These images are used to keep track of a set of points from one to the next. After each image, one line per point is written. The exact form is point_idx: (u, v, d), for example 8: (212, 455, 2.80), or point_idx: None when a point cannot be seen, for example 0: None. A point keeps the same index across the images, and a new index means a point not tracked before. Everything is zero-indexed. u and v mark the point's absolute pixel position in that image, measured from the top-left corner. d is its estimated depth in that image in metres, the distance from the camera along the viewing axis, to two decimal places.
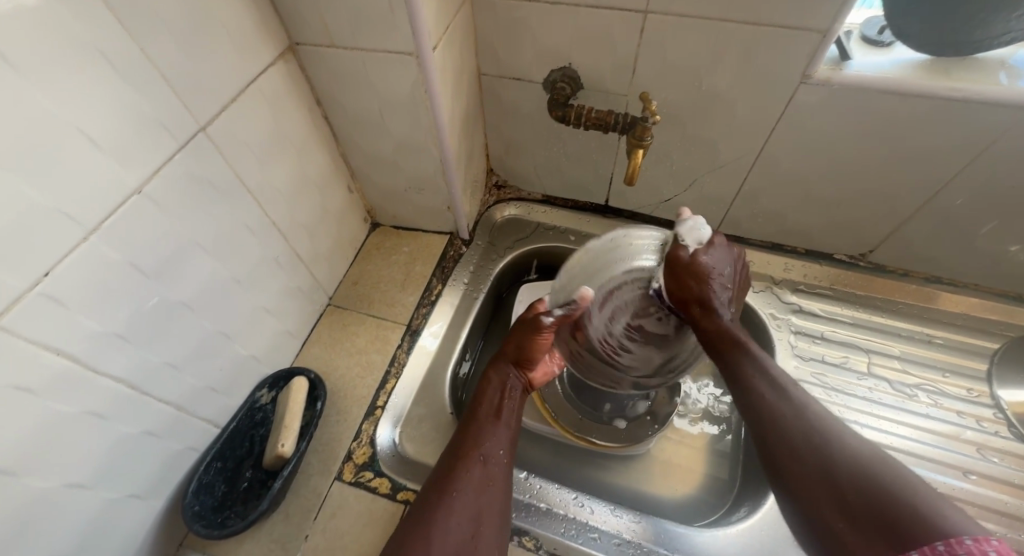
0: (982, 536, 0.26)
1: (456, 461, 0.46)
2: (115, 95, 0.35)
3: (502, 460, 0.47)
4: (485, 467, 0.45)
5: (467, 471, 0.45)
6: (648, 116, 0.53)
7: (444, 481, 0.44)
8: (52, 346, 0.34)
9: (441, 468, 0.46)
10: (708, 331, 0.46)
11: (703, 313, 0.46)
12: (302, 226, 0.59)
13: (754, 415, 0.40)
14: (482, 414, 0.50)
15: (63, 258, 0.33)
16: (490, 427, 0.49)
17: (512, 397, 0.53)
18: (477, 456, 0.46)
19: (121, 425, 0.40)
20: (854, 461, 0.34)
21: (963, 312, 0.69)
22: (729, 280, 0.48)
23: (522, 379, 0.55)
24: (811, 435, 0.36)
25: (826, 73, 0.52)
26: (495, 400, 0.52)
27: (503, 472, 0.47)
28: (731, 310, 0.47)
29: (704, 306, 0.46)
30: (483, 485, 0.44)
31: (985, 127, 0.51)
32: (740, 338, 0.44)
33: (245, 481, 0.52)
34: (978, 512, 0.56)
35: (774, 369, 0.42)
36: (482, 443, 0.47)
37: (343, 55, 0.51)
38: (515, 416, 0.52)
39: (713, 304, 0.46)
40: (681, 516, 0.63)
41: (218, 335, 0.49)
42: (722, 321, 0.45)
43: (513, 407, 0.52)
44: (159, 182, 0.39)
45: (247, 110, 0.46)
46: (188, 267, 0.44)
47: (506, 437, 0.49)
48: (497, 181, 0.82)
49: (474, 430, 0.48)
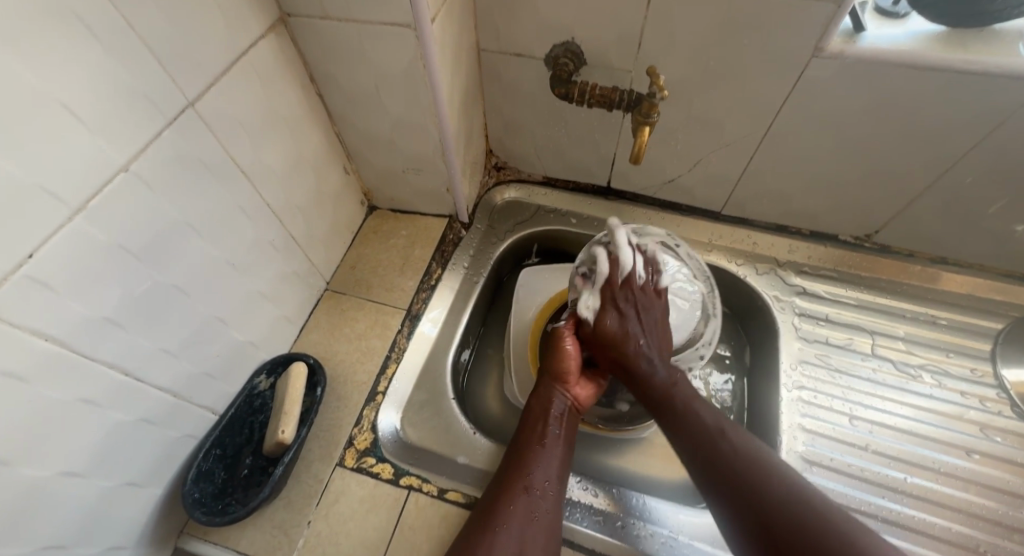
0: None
1: (501, 492, 0.47)
2: (100, 65, 0.33)
3: (548, 492, 0.47)
4: (530, 498, 0.46)
5: (512, 503, 0.46)
6: (657, 92, 0.51)
7: (490, 511, 0.45)
8: (41, 331, 0.32)
9: (487, 501, 0.47)
10: (639, 388, 0.52)
11: (627, 375, 0.52)
12: (297, 208, 0.57)
13: (694, 446, 0.47)
14: (528, 441, 0.51)
15: (49, 239, 0.32)
16: (534, 455, 0.49)
17: (558, 422, 0.52)
18: (523, 485, 0.47)
19: (115, 413, 0.39)
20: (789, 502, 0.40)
21: (967, 292, 0.68)
22: (648, 329, 0.53)
23: (567, 398, 0.54)
24: (750, 476, 0.43)
25: (839, 46, 0.50)
26: (541, 426, 0.52)
27: (552, 503, 0.47)
28: (660, 361, 0.52)
29: (626, 368, 0.52)
30: (528, 519, 0.45)
31: (1000, 101, 0.50)
32: (669, 390, 0.50)
33: (245, 468, 0.51)
34: (980, 491, 0.56)
35: (707, 408, 0.49)
36: (528, 474, 0.48)
37: (335, 26, 0.48)
38: (562, 445, 0.51)
39: (641, 361, 0.51)
40: (686, 497, 0.63)
41: (214, 320, 0.48)
42: (648, 377, 0.51)
43: (560, 433, 0.51)
44: (148, 159, 0.37)
45: (237, 84, 0.44)
46: (180, 249, 0.42)
47: (557, 465, 0.49)
48: (497, 162, 0.80)
49: (522, 460, 0.49)
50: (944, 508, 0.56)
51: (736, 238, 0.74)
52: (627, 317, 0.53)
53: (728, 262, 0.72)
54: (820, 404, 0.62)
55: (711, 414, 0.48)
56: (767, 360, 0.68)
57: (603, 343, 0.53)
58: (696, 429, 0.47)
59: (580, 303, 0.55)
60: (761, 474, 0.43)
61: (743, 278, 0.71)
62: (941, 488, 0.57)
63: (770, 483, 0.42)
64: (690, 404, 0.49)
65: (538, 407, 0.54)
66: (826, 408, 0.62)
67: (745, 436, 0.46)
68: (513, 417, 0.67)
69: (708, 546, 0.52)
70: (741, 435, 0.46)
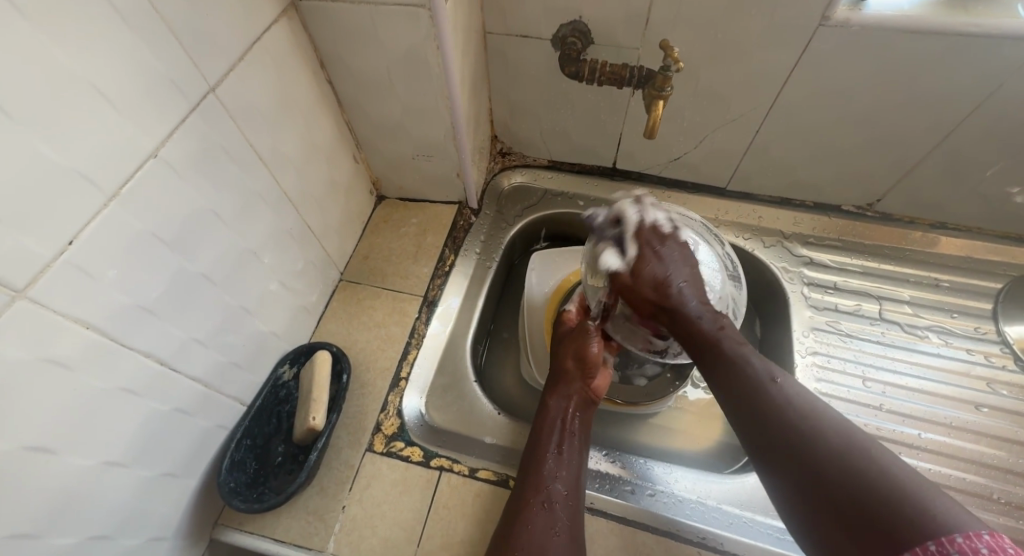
0: (973, 533, 0.27)
1: (522, 508, 0.46)
2: (129, 49, 0.32)
3: (567, 500, 0.47)
4: (550, 510, 0.46)
5: (533, 514, 0.46)
6: (671, 64, 0.52)
7: (512, 524, 0.45)
8: (83, 320, 0.32)
9: (509, 514, 0.46)
10: (683, 329, 0.48)
11: (669, 315, 0.49)
12: (312, 197, 0.57)
13: (736, 401, 0.42)
14: (543, 448, 0.51)
15: (88, 225, 0.31)
16: (552, 462, 0.49)
17: (575, 422, 0.53)
18: (541, 499, 0.47)
19: (152, 402, 0.39)
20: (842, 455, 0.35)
21: (967, 255, 0.70)
22: (683, 268, 0.50)
23: (585, 390, 0.55)
24: (802, 447, 0.37)
25: (846, 14, 0.51)
26: (555, 432, 0.52)
27: (574, 511, 0.47)
28: (697, 298, 0.48)
29: (668, 308, 0.49)
30: (550, 528, 0.45)
31: (998, 63, 0.51)
32: (714, 331, 0.46)
33: (278, 456, 0.51)
34: (991, 442, 0.58)
35: (752, 367, 0.43)
36: (545, 484, 0.48)
37: (347, 9, 0.48)
38: (577, 446, 0.52)
39: (678, 303, 0.48)
40: (705, 466, 0.65)
41: (239, 310, 0.48)
42: (692, 318, 0.47)
43: (574, 434, 0.52)
44: (175, 144, 0.37)
45: (254, 71, 0.44)
46: (207, 237, 0.42)
47: (574, 472, 0.50)
48: (502, 148, 0.80)
49: (537, 470, 0.49)
50: (957, 459, 0.58)
51: (742, 213, 0.75)
52: (661, 254, 0.51)
53: (736, 236, 0.73)
54: (834, 368, 0.64)
55: (755, 377, 0.42)
56: (779, 330, 0.70)
57: (638, 289, 0.51)
58: (743, 398, 0.42)
59: (604, 261, 0.54)
60: (812, 446, 0.36)
61: (751, 251, 0.72)
62: (953, 441, 0.59)
63: (827, 456, 0.35)
64: (733, 368, 0.43)
65: (555, 406, 0.54)
66: (840, 372, 0.64)
67: (795, 386, 0.41)
68: (533, 398, 0.67)
69: (736, 509, 0.53)
70: (797, 398, 0.40)
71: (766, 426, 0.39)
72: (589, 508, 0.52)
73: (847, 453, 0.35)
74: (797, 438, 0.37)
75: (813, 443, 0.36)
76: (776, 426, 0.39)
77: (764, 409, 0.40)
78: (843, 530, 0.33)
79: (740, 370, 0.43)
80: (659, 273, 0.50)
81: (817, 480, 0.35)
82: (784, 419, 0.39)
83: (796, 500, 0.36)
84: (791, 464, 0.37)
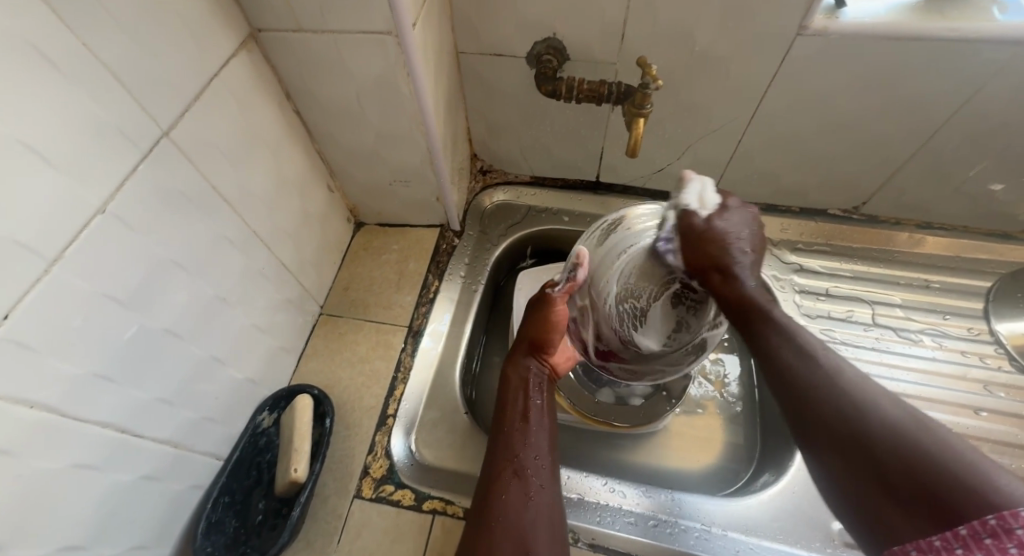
0: (1010, 512, 0.22)
1: (492, 482, 0.45)
2: (65, 101, 0.30)
3: (541, 468, 0.46)
4: (523, 480, 0.44)
5: (506, 484, 0.44)
6: (649, 82, 0.50)
7: (485, 501, 0.44)
8: (25, 399, 0.30)
9: (479, 495, 0.44)
10: (727, 293, 0.42)
11: (721, 278, 0.42)
12: (285, 233, 0.54)
13: (774, 364, 0.37)
14: (511, 419, 0.49)
15: (26, 295, 0.29)
16: (520, 430, 0.48)
17: (538, 390, 0.51)
18: (512, 470, 0.45)
19: (113, 474, 0.36)
20: (886, 423, 0.29)
21: (955, 254, 0.70)
22: (753, 237, 0.44)
23: (544, 365, 0.54)
24: (843, 413, 0.31)
25: (823, 23, 0.50)
26: (520, 401, 0.50)
27: (547, 478, 0.46)
28: (755, 276, 0.42)
29: (724, 271, 0.42)
30: (526, 498, 0.43)
31: (980, 67, 0.51)
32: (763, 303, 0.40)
33: (259, 513, 0.48)
34: (992, 447, 0.58)
35: (803, 334, 0.37)
36: (516, 455, 0.46)
37: (309, 39, 0.46)
38: (545, 414, 0.50)
39: (734, 268, 0.42)
40: (708, 487, 0.63)
41: (210, 360, 0.45)
42: (750, 291, 0.41)
43: (541, 401, 0.51)
44: (125, 196, 0.34)
45: (212, 109, 0.41)
46: (167, 290, 0.39)
47: (546, 440, 0.48)
48: (482, 167, 0.78)
49: (505, 443, 0.47)
50: None
51: None
52: (722, 228, 0.43)
53: None
54: None
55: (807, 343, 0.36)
56: None
57: (709, 238, 0.43)
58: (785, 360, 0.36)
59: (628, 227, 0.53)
60: (859, 415, 0.31)
61: None
62: None
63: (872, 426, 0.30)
64: (784, 331, 0.38)
65: (514, 380, 0.52)
66: None
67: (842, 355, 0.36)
68: None
69: (742, 535, 0.52)
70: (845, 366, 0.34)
71: (809, 391, 0.34)
72: (591, 545, 0.50)
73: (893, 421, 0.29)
74: (844, 402, 0.32)
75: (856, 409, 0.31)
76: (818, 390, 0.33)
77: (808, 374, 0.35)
78: (892, 505, 0.27)
79: (790, 335, 0.37)
80: (721, 230, 0.43)
81: (861, 450, 0.30)
82: (826, 383, 0.33)
83: (834, 469, 0.31)
84: (831, 433, 0.31)
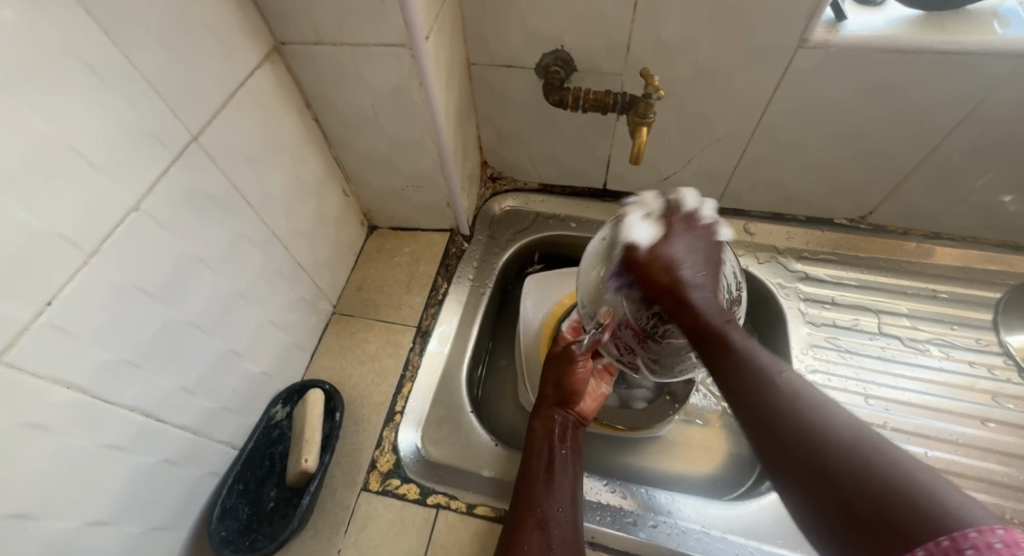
0: (986, 527, 0.22)
1: (516, 531, 0.45)
2: (104, 107, 0.32)
3: (563, 523, 0.46)
4: (547, 531, 0.45)
5: (529, 533, 0.45)
6: (652, 92, 0.52)
7: (507, 549, 0.44)
8: (62, 380, 0.32)
9: (502, 544, 0.45)
10: (688, 317, 0.40)
11: (676, 304, 0.41)
12: (301, 233, 0.57)
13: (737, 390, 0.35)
14: (534, 472, 0.50)
15: (66, 284, 0.31)
16: (545, 483, 0.49)
17: (564, 441, 0.52)
18: (537, 520, 0.46)
19: (136, 456, 0.39)
20: (850, 451, 0.28)
21: (963, 264, 0.70)
22: (705, 268, 0.43)
23: (572, 414, 0.55)
24: (804, 442, 0.30)
25: (824, 35, 0.51)
26: (546, 451, 0.51)
27: (570, 529, 0.46)
28: (711, 294, 0.41)
29: (677, 297, 0.41)
30: (547, 551, 0.44)
31: (980, 79, 0.52)
32: (721, 328, 0.38)
33: (271, 501, 0.50)
34: (999, 458, 0.58)
35: (756, 359, 0.35)
36: (540, 506, 0.47)
37: (329, 53, 0.49)
38: (570, 467, 0.51)
39: (689, 288, 0.41)
40: (710, 493, 0.63)
41: (229, 354, 0.47)
42: (705, 311, 0.39)
43: (564, 452, 0.51)
44: (157, 197, 0.37)
45: (237, 115, 0.44)
46: (190, 286, 0.42)
47: (569, 493, 0.48)
48: (492, 173, 0.80)
49: (527, 494, 0.48)
50: (966, 478, 0.57)
51: (735, 229, 0.74)
52: (678, 242, 0.44)
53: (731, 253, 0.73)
54: (835, 386, 0.63)
55: (763, 367, 0.35)
56: (777, 347, 0.69)
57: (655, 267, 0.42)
58: (748, 388, 0.34)
59: (626, 230, 0.47)
60: (821, 445, 0.29)
61: (747, 268, 0.71)
62: (961, 458, 0.58)
63: (836, 455, 0.28)
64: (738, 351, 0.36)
65: (541, 429, 0.53)
66: (842, 390, 0.63)
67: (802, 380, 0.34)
68: None
69: (742, 538, 0.52)
70: (807, 392, 0.33)
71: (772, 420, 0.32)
72: (591, 543, 0.51)
73: (864, 447, 0.28)
74: (805, 427, 0.30)
75: (819, 440, 0.29)
76: (778, 424, 0.32)
77: (771, 405, 0.33)
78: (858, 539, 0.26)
79: (750, 356, 0.36)
80: (669, 257, 0.43)
81: (825, 486, 0.28)
82: (790, 412, 0.32)
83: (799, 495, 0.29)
84: (800, 470, 0.29)
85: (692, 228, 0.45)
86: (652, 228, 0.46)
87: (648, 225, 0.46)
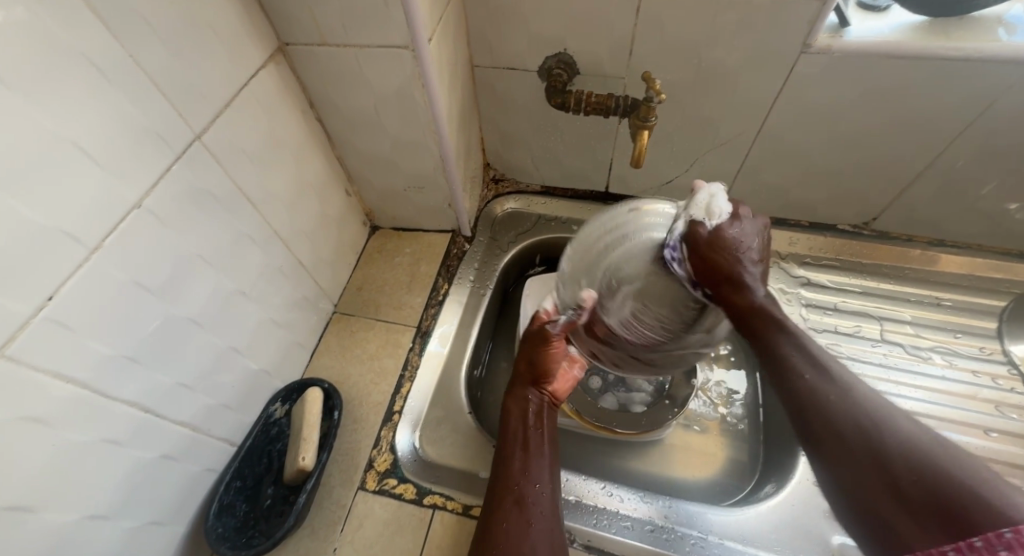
0: (995, 532, 0.23)
1: (494, 511, 0.44)
2: (108, 105, 0.33)
3: (540, 502, 0.45)
4: (523, 511, 0.44)
5: (507, 511, 0.44)
6: (653, 96, 0.52)
7: (486, 530, 0.43)
8: (60, 374, 0.32)
9: (483, 523, 0.44)
10: (738, 308, 0.42)
11: (732, 289, 0.42)
12: (303, 233, 0.57)
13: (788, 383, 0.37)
14: (509, 449, 0.48)
15: (67, 280, 0.32)
16: (518, 461, 0.47)
17: (537, 420, 0.50)
18: (513, 498, 0.45)
19: (134, 451, 0.39)
20: (903, 437, 0.29)
21: (968, 272, 0.69)
22: (761, 252, 0.44)
23: (544, 395, 0.52)
24: (857, 428, 0.31)
25: (827, 41, 0.51)
26: (520, 430, 0.49)
27: (548, 508, 0.45)
28: (763, 286, 0.42)
29: (735, 281, 0.42)
30: (524, 531, 0.43)
31: (985, 86, 0.51)
32: (773, 315, 0.40)
33: (268, 498, 0.50)
34: (1002, 469, 0.57)
35: (807, 350, 0.37)
36: (514, 486, 0.45)
37: (333, 53, 0.49)
38: (545, 446, 0.49)
39: (745, 281, 0.42)
40: (709, 498, 0.63)
41: (229, 351, 0.48)
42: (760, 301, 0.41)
43: (540, 433, 0.49)
44: (159, 194, 0.38)
45: (241, 115, 0.45)
46: (191, 283, 0.42)
47: (545, 472, 0.47)
48: (495, 175, 0.81)
49: (504, 472, 0.47)
50: None
51: None
52: (740, 233, 0.43)
53: None
54: None
55: (808, 363, 0.36)
56: None
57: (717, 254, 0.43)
58: (794, 383, 0.36)
59: (699, 204, 0.45)
60: (875, 432, 0.31)
61: None
62: None
63: (890, 442, 0.30)
64: (792, 341, 0.38)
65: (515, 408, 0.51)
66: None
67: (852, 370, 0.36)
68: None
69: (739, 545, 0.52)
70: (857, 383, 0.34)
71: (823, 406, 0.34)
72: (587, 547, 0.51)
73: (912, 439, 0.29)
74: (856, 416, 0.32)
75: (872, 428, 0.31)
76: (829, 408, 0.33)
77: (815, 395, 0.34)
78: (901, 517, 0.28)
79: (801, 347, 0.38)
80: (730, 242, 0.43)
81: (875, 469, 0.29)
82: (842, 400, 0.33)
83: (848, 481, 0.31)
84: (848, 453, 0.31)
85: (745, 222, 0.44)
86: (725, 210, 0.44)
87: (723, 208, 0.44)
